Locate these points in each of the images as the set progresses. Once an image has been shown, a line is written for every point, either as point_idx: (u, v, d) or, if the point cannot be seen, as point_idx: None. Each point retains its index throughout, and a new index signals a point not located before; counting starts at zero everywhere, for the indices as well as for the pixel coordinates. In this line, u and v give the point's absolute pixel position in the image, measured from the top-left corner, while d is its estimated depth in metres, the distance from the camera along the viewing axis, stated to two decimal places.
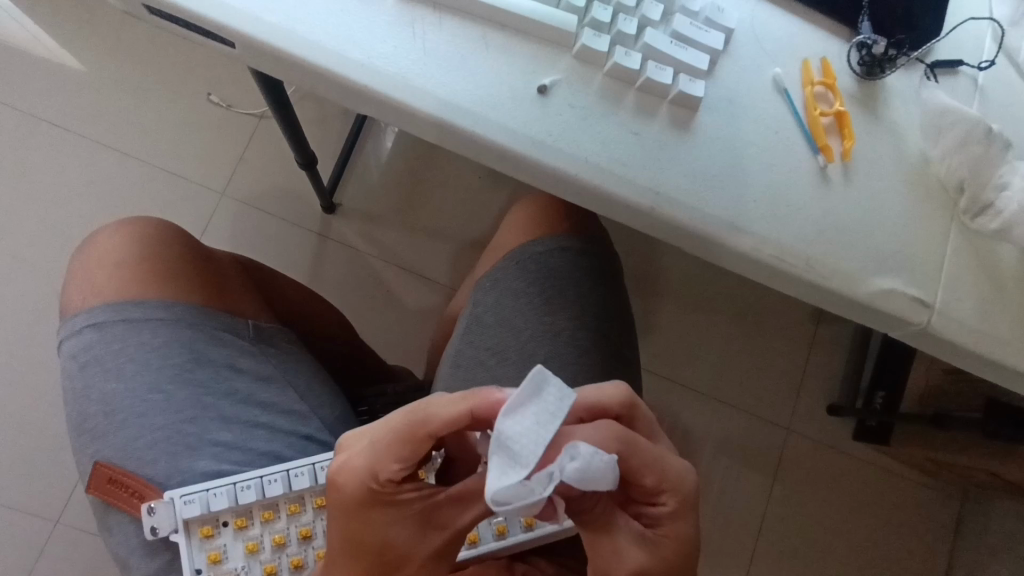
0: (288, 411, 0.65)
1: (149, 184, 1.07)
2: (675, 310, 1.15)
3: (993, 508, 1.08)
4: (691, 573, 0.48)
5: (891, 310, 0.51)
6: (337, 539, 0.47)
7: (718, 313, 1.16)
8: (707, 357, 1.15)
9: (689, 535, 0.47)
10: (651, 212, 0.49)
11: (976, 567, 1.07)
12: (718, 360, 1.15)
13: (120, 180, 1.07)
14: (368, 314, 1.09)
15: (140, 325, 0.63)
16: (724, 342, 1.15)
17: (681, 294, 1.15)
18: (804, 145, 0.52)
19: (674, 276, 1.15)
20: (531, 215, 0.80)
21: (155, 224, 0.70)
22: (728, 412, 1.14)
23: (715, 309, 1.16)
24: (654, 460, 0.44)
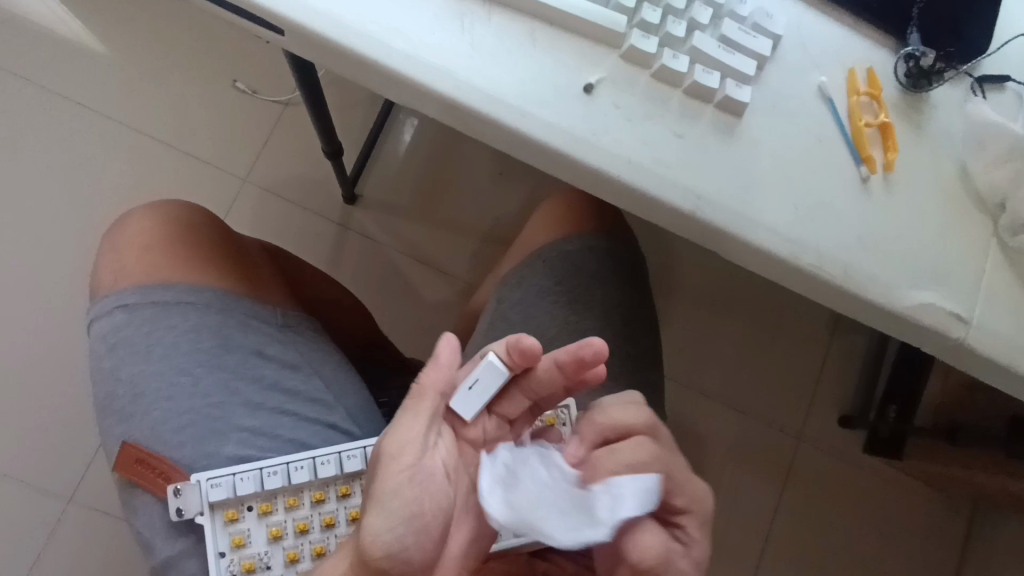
0: (314, 399, 0.65)
1: (175, 168, 1.08)
2: (691, 314, 1.15)
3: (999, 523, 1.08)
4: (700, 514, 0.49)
5: (931, 323, 0.50)
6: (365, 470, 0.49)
7: (735, 320, 1.15)
8: (723, 364, 1.14)
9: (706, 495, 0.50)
10: (692, 217, 0.49)
11: None
12: (732, 369, 1.14)
13: (148, 164, 1.07)
14: (386, 306, 1.09)
15: (170, 309, 0.63)
16: (740, 348, 1.15)
17: (697, 299, 1.15)
18: (847, 154, 0.52)
19: (690, 279, 1.15)
20: (557, 214, 0.80)
21: (187, 210, 0.71)
22: (739, 417, 1.14)
23: (731, 316, 1.15)
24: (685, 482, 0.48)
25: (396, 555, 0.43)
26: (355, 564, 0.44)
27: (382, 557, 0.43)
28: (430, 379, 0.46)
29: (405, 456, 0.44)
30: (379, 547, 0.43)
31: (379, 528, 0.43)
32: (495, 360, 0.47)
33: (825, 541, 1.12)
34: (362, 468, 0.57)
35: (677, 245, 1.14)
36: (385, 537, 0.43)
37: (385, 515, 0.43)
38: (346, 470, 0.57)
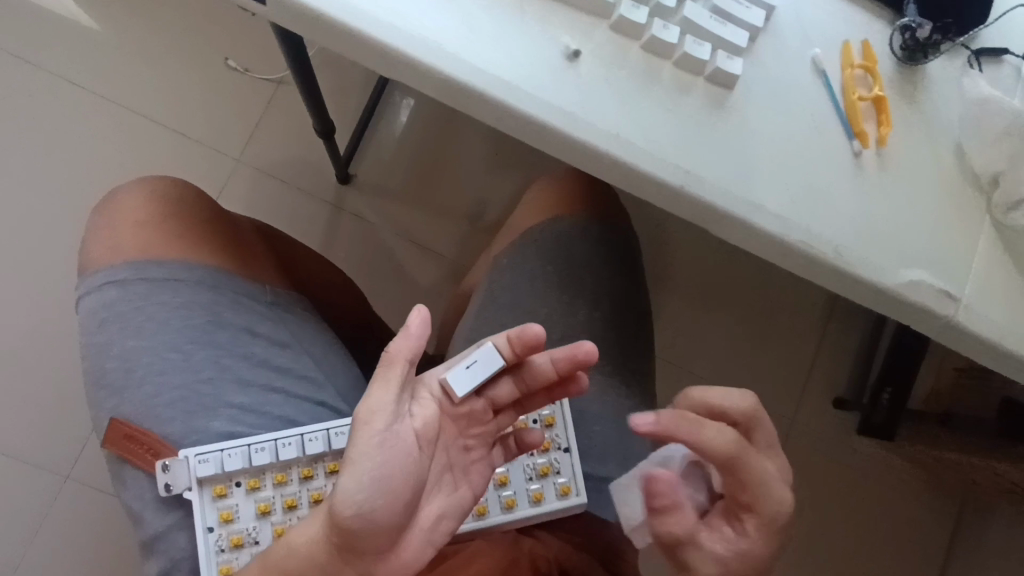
0: (304, 376, 0.64)
1: (167, 146, 1.07)
2: (686, 297, 1.15)
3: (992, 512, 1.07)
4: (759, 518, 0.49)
5: (921, 302, 0.50)
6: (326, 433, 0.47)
7: (731, 302, 1.15)
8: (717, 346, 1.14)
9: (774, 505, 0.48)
10: (681, 193, 0.48)
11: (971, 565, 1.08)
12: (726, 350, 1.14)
13: (139, 142, 1.06)
14: (380, 287, 1.09)
15: (161, 286, 0.62)
16: (734, 330, 1.15)
17: (693, 281, 1.15)
18: (840, 130, 0.51)
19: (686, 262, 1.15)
20: (551, 193, 0.79)
21: (177, 186, 0.69)
22: None
23: (726, 298, 1.15)
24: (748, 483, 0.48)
25: (365, 516, 0.42)
26: (329, 529, 0.44)
27: (351, 518, 0.42)
28: (398, 346, 0.43)
29: (376, 422, 0.43)
30: (348, 509, 0.42)
31: (350, 493, 0.42)
32: (492, 348, 0.49)
33: (816, 521, 1.13)
34: None
35: (672, 229, 1.14)
36: (355, 500, 0.42)
37: (355, 479, 0.42)
38: (334, 447, 0.57)
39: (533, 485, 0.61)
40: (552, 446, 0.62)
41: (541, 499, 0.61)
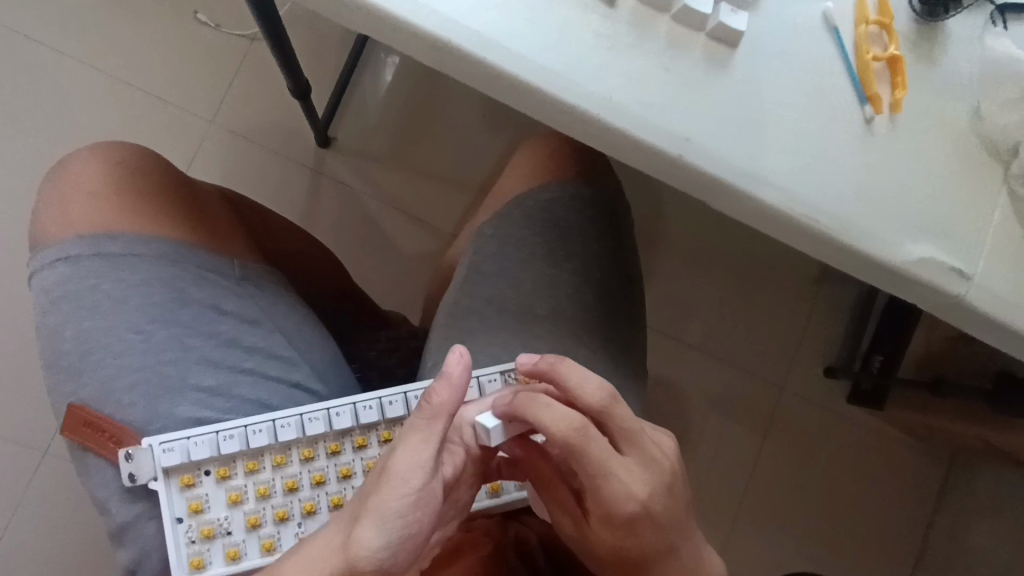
0: (276, 356, 0.61)
1: (131, 108, 1.00)
2: (678, 266, 1.12)
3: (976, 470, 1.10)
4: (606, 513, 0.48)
5: (927, 280, 0.46)
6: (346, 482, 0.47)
7: (724, 271, 1.13)
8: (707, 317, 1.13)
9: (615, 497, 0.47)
10: (677, 162, 0.44)
11: (956, 529, 1.10)
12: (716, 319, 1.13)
13: (101, 104, 0.99)
14: (362, 257, 1.05)
15: (117, 261, 0.58)
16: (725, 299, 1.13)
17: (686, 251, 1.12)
18: (850, 92, 0.47)
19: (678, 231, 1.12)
20: (539, 159, 0.75)
21: (134, 152, 0.64)
22: (722, 367, 1.13)
23: (722, 267, 1.12)
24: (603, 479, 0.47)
25: (383, 572, 0.43)
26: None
27: (371, 573, 0.43)
28: (445, 398, 0.44)
29: (412, 479, 0.43)
30: (370, 564, 0.42)
31: (373, 546, 0.42)
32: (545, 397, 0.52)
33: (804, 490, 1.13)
34: (325, 431, 0.55)
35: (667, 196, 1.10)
36: (378, 554, 0.43)
37: (384, 533, 0.43)
38: (308, 433, 0.54)
39: None
40: None
41: (528, 483, 0.59)
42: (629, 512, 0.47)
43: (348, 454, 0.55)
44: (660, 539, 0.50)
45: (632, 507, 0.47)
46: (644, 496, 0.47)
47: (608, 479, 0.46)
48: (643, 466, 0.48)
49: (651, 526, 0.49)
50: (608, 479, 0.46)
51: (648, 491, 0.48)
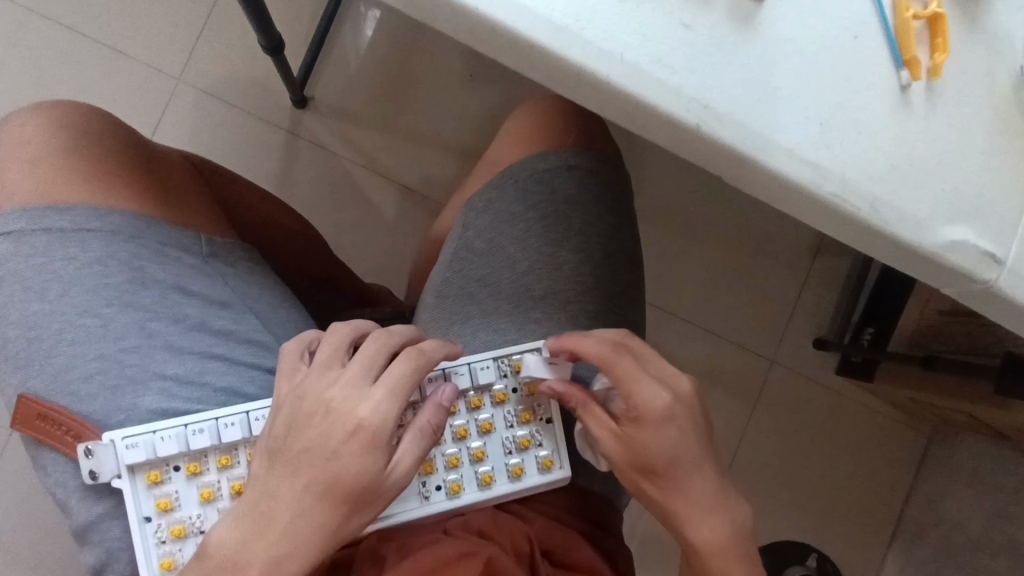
0: (250, 341, 0.56)
1: (101, 67, 0.97)
2: (661, 236, 1.12)
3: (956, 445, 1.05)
4: (660, 428, 0.52)
5: (960, 265, 0.42)
6: (294, 446, 0.48)
7: (709, 241, 1.12)
8: (693, 288, 1.12)
9: (658, 407, 0.52)
10: (695, 133, 0.40)
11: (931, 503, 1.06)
12: (703, 289, 1.12)
13: (70, 64, 0.97)
14: (342, 226, 0.99)
15: (68, 237, 0.53)
16: (711, 269, 1.12)
17: (668, 220, 1.12)
18: (885, 56, 0.42)
19: (664, 199, 1.11)
20: (533, 126, 0.70)
21: (84, 112, 0.58)
22: (710, 339, 1.12)
23: (704, 236, 1.12)
24: (637, 397, 0.52)
25: (372, 490, 0.47)
26: (325, 501, 0.47)
27: (359, 490, 0.47)
28: (431, 348, 0.51)
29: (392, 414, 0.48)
30: (361, 482, 0.47)
31: (363, 467, 0.47)
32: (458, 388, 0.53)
33: (794, 465, 1.12)
34: None
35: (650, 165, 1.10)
36: (367, 474, 0.47)
37: (376, 455, 0.47)
38: None
39: (512, 459, 0.55)
40: (533, 416, 0.56)
41: (521, 474, 0.55)
42: (658, 422, 0.52)
43: None
44: (690, 460, 0.53)
45: (659, 418, 0.52)
46: (668, 397, 0.52)
47: (636, 389, 0.52)
48: (664, 381, 0.53)
49: (680, 442, 0.52)
50: (641, 390, 0.52)
51: (673, 400, 0.52)
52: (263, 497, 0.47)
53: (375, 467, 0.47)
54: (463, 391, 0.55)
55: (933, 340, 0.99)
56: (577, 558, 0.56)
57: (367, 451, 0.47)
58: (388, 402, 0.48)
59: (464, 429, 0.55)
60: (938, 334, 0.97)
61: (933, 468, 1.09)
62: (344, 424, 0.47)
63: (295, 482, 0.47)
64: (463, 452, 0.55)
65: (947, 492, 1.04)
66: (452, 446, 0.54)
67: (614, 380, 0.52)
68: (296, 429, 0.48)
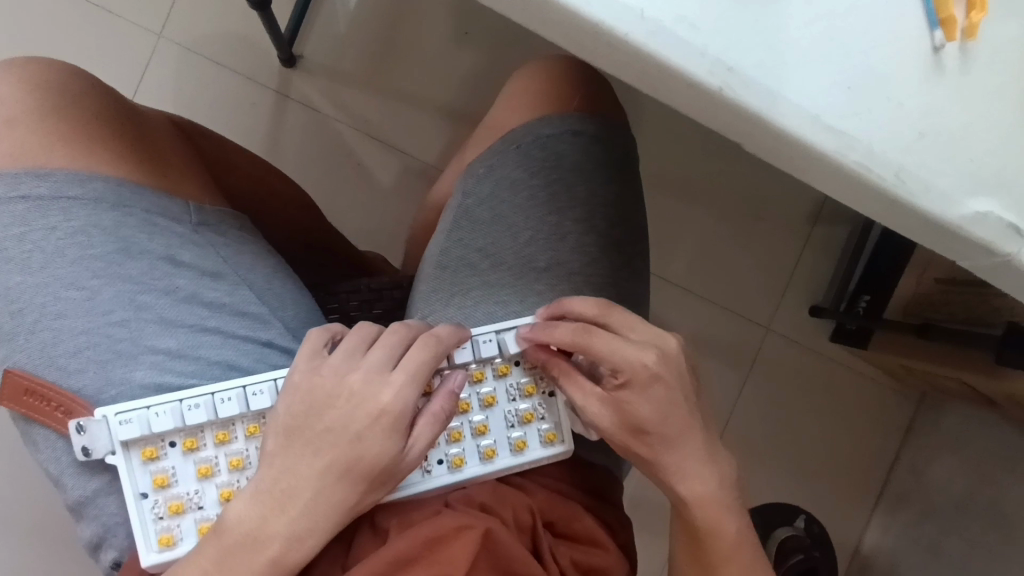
0: (244, 313, 0.54)
1: (76, 20, 0.92)
2: (662, 203, 1.10)
3: (944, 411, 1.06)
4: (650, 389, 0.51)
5: (984, 240, 0.40)
6: (314, 428, 0.48)
7: (710, 208, 1.10)
8: (691, 255, 1.11)
9: (644, 368, 0.51)
10: (716, 97, 0.37)
11: (916, 467, 1.08)
12: (703, 257, 1.11)
13: (44, 17, 0.91)
14: (335, 192, 0.96)
15: (47, 204, 0.50)
16: (712, 237, 1.11)
17: (666, 184, 1.09)
18: (918, 16, 0.40)
19: (665, 165, 1.09)
20: (535, 88, 0.67)
21: (59, 70, 0.54)
22: (709, 308, 1.11)
23: (706, 203, 1.10)
24: (621, 362, 0.51)
25: (392, 470, 0.48)
26: (344, 480, 0.47)
27: (377, 470, 0.48)
28: (443, 334, 0.51)
29: (408, 400, 0.48)
30: (381, 463, 0.48)
31: (383, 448, 0.48)
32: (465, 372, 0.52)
33: (787, 431, 1.13)
34: None
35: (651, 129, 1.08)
36: (388, 456, 0.48)
37: (394, 438, 0.48)
38: None
39: (515, 433, 0.54)
40: (536, 390, 0.55)
41: (524, 449, 0.54)
42: (645, 382, 0.51)
43: None
44: (681, 415, 0.52)
45: (646, 378, 0.51)
46: (652, 358, 0.51)
47: (617, 354, 0.51)
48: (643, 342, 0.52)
49: (670, 395, 0.52)
50: (623, 354, 0.51)
51: (657, 359, 0.52)
52: (283, 474, 0.47)
53: (397, 449, 0.48)
54: (466, 364, 0.54)
55: (925, 308, 0.97)
56: (579, 529, 0.55)
57: (388, 434, 0.48)
58: (407, 388, 0.49)
59: (466, 403, 0.54)
60: (930, 302, 0.96)
61: (921, 434, 1.10)
62: (365, 409, 0.48)
63: (315, 460, 0.48)
64: (465, 426, 0.54)
65: (932, 457, 1.05)
66: (454, 420, 0.54)
67: (592, 351, 0.51)
68: (316, 411, 0.48)
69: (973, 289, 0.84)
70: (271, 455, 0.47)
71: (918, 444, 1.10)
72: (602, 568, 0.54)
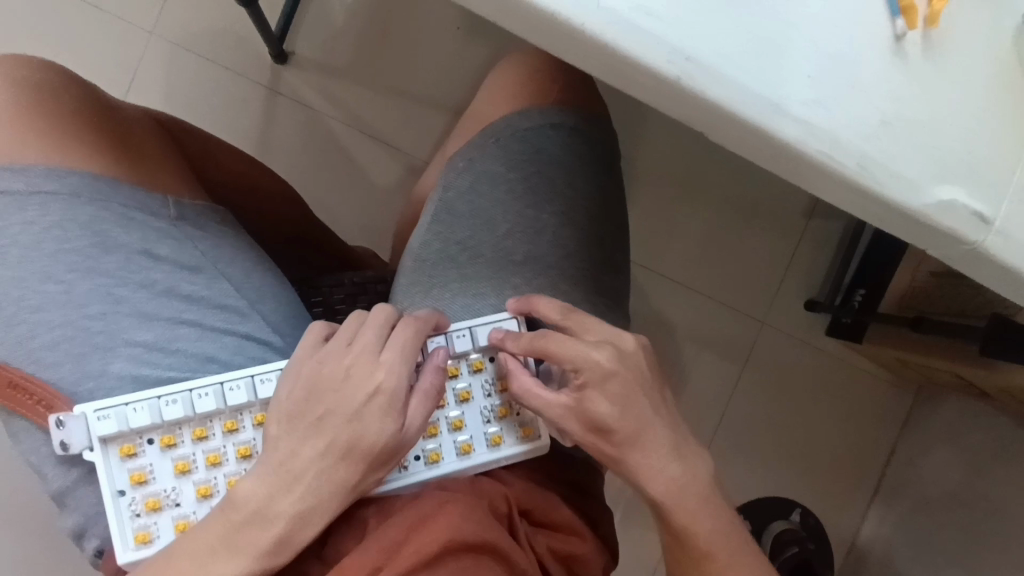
0: (221, 306, 0.54)
1: (65, 19, 0.93)
2: (652, 198, 1.10)
3: (939, 406, 1.06)
4: (606, 385, 0.52)
5: (950, 228, 0.40)
6: (313, 413, 0.49)
7: (700, 203, 1.10)
8: (682, 249, 1.11)
9: (598, 367, 0.51)
10: (675, 88, 0.37)
11: (910, 461, 1.07)
12: (694, 252, 1.11)
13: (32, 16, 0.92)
14: (325, 188, 0.97)
15: (25, 198, 0.51)
16: (703, 231, 1.11)
17: (656, 179, 1.10)
18: (880, 4, 0.40)
19: (656, 159, 1.09)
20: (516, 82, 0.67)
21: (36, 66, 0.55)
22: (699, 302, 1.11)
23: (697, 197, 1.10)
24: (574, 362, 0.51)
25: (392, 450, 0.48)
26: (347, 461, 0.48)
27: (376, 452, 0.48)
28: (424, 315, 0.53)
29: (402, 379, 0.50)
30: (379, 443, 0.48)
31: (381, 427, 0.48)
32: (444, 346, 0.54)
33: (779, 425, 1.13)
34: None
35: (642, 125, 1.08)
36: (385, 435, 0.48)
37: (392, 418, 0.48)
38: (261, 396, 0.50)
39: (491, 428, 0.55)
40: None
41: (500, 442, 0.55)
42: (599, 382, 0.51)
43: None
44: (643, 414, 0.52)
45: (600, 377, 0.51)
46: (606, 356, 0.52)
47: (570, 355, 0.51)
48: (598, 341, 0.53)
49: (626, 394, 0.52)
50: (577, 353, 0.52)
51: (611, 359, 0.52)
52: (283, 457, 0.48)
53: (393, 429, 0.48)
54: None
55: (921, 303, 0.97)
56: (558, 517, 0.55)
57: (385, 415, 0.48)
58: (401, 367, 0.50)
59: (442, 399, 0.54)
60: (926, 296, 0.96)
61: (916, 428, 1.10)
62: (362, 389, 0.49)
63: (317, 442, 0.48)
64: (442, 421, 0.54)
65: (927, 452, 1.04)
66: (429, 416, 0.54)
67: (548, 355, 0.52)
68: (315, 395, 0.49)
69: (964, 282, 0.85)
70: (274, 439, 0.48)
71: (912, 439, 1.09)
72: (580, 555, 0.54)
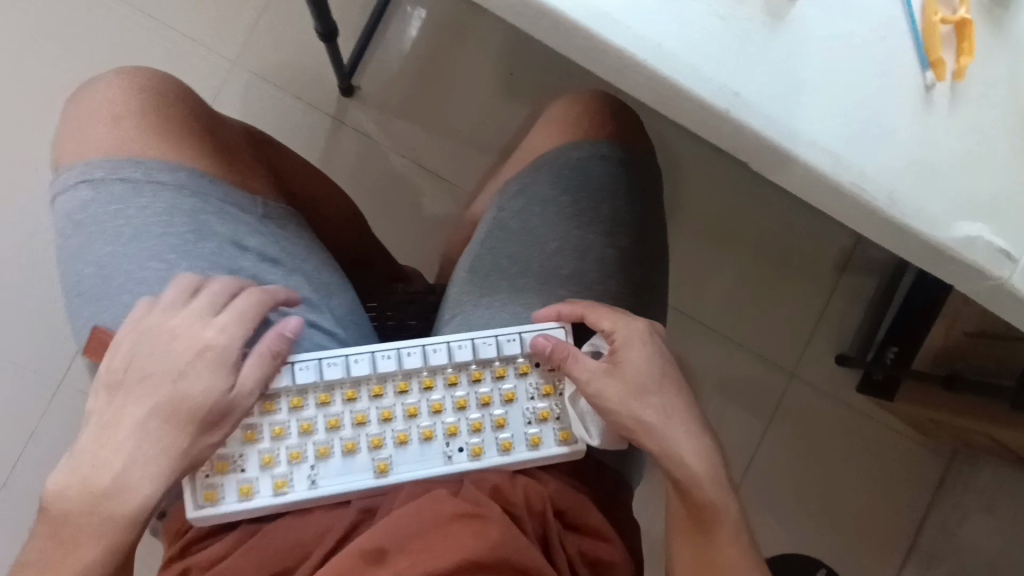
0: (295, 296, 0.60)
1: (164, 46, 1.03)
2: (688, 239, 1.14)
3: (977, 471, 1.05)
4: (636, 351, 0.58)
5: (976, 262, 0.44)
6: (157, 374, 0.52)
7: (735, 246, 1.14)
8: (716, 290, 1.13)
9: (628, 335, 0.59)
10: (725, 118, 0.42)
11: (951, 524, 1.05)
12: (727, 293, 1.13)
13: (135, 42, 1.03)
14: (381, 209, 1.04)
15: (140, 187, 0.58)
16: (737, 274, 1.14)
17: (693, 222, 1.14)
18: (911, 57, 0.45)
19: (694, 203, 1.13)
20: (569, 116, 0.73)
21: (157, 77, 0.63)
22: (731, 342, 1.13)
23: (731, 241, 1.14)
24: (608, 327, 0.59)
25: (210, 404, 0.51)
26: (174, 416, 0.51)
27: (197, 404, 0.51)
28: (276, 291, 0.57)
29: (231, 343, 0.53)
30: (194, 395, 0.51)
31: (211, 382, 0.52)
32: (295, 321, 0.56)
33: (808, 473, 1.12)
34: (343, 376, 0.56)
35: (682, 171, 1.13)
36: (199, 387, 0.51)
37: (213, 375, 0.52)
38: (325, 377, 0.55)
39: (532, 429, 0.58)
40: (554, 390, 0.59)
41: (539, 444, 0.58)
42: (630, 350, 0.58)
43: (364, 401, 0.56)
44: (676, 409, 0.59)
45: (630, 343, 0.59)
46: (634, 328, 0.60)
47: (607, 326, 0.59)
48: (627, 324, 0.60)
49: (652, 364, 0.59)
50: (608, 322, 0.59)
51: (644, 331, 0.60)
52: (119, 416, 0.51)
53: (220, 385, 0.52)
54: (489, 360, 0.59)
55: (958, 362, 0.98)
56: (588, 521, 0.58)
57: (212, 371, 0.52)
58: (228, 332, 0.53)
59: (489, 396, 0.58)
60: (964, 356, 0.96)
61: (953, 494, 1.08)
62: (187, 344, 0.52)
63: (145, 401, 0.51)
64: (487, 418, 0.58)
65: None
66: (475, 412, 0.58)
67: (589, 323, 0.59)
68: (154, 354, 0.52)
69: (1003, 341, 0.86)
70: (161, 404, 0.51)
71: (950, 503, 1.08)
72: (608, 560, 0.56)
